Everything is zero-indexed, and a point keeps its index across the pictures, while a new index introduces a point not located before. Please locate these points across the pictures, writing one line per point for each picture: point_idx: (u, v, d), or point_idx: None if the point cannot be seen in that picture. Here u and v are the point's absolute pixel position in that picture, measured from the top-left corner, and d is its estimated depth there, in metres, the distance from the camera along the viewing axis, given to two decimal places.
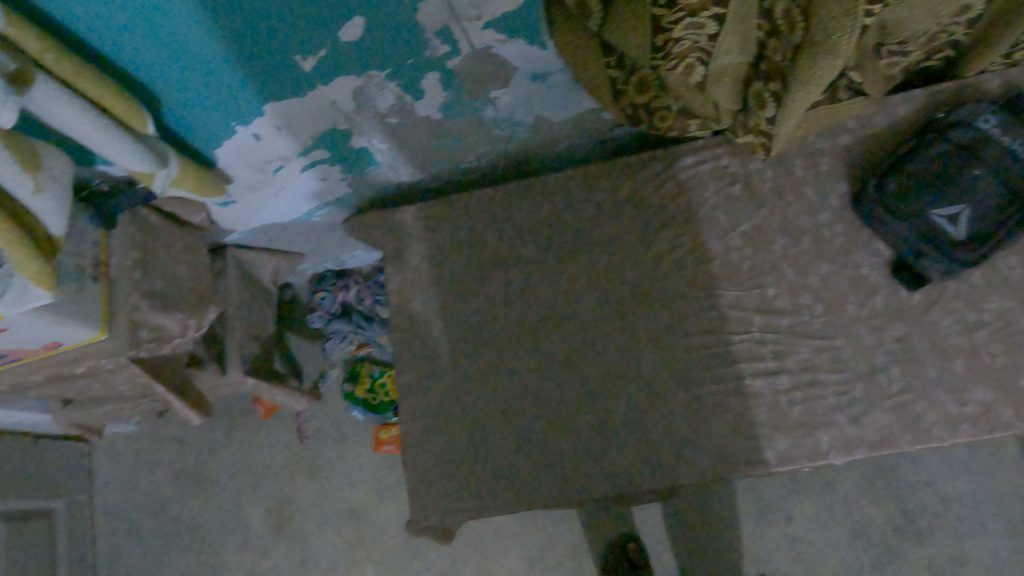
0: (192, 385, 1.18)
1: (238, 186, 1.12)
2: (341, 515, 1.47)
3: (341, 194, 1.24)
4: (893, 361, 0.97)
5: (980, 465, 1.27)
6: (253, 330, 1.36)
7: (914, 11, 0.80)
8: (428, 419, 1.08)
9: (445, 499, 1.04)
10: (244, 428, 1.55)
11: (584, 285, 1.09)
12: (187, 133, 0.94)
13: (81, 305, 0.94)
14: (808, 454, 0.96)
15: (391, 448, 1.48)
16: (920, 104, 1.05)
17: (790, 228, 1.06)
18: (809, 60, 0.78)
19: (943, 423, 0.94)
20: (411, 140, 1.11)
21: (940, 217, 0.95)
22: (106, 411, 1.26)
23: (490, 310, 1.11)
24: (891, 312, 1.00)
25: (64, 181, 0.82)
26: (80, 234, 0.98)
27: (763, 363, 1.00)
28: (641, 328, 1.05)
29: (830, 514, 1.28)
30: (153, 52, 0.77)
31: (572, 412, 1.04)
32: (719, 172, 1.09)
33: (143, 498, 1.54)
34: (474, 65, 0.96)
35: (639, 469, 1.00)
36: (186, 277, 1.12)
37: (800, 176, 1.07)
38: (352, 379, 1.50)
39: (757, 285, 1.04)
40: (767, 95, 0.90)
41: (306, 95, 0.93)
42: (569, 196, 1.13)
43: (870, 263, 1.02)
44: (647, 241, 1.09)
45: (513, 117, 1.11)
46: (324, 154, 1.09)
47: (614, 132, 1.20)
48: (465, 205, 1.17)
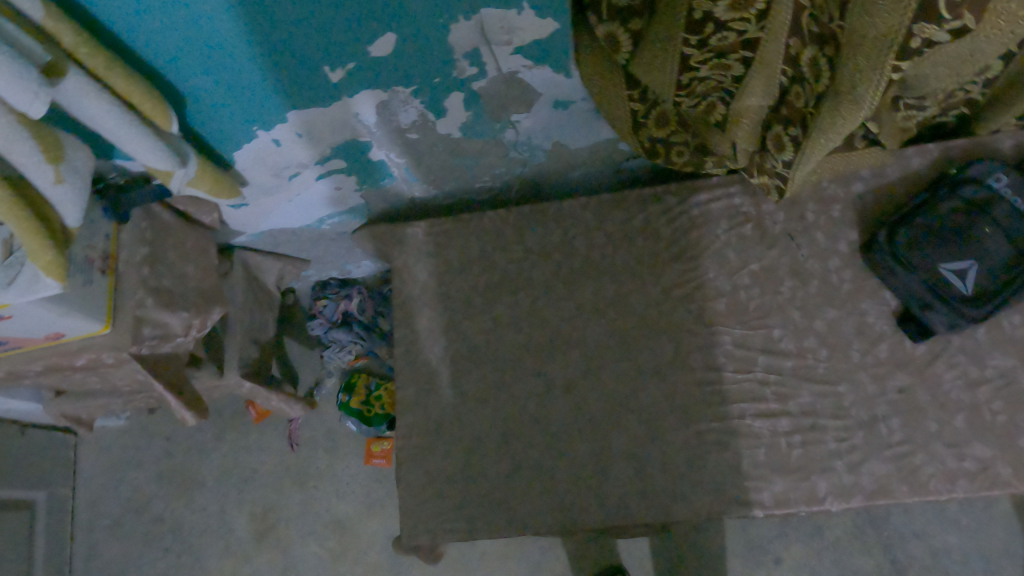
0: (189, 384, 1.17)
1: (253, 190, 1.12)
2: (326, 526, 1.46)
3: (354, 204, 1.24)
4: (894, 411, 0.98)
5: (970, 520, 1.27)
6: (254, 333, 1.35)
7: (937, 69, 0.81)
8: (425, 436, 1.08)
9: (437, 518, 1.03)
10: (235, 431, 1.53)
11: (590, 313, 1.10)
12: (209, 135, 0.95)
13: (88, 298, 0.94)
14: (805, 499, 0.96)
15: (381, 462, 1.47)
16: (933, 159, 1.07)
17: (798, 271, 1.06)
18: (831, 109, 0.79)
19: (942, 477, 0.94)
20: (429, 157, 1.12)
21: (948, 272, 0.97)
22: (99, 404, 1.25)
23: (495, 330, 1.11)
24: (895, 362, 1.00)
25: (84, 174, 0.82)
26: (92, 226, 0.97)
27: (765, 404, 1.00)
28: (645, 360, 1.05)
29: (819, 559, 1.28)
30: (185, 54, 0.77)
31: (570, 440, 1.03)
32: (732, 211, 1.10)
33: (126, 495, 1.52)
34: (498, 88, 0.97)
35: (634, 502, 0.99)
36: (192, 275, 1.12)
37: (811, 220, 1.08)
38: (348, 390, 1.47)
39: (762, 325, 1.04)
40: (787, 139, 0.91)
41: (330, 106, 0.93)
42: (581, 224, 1.14)
43: (876, 312, 1.03)
44: (656, 274, 1.09)
45: (532, 141, 1.11)
46: (341, 164, 1.10)
47: (629, 163, 1.21)
48: (477, 224, 1.17)
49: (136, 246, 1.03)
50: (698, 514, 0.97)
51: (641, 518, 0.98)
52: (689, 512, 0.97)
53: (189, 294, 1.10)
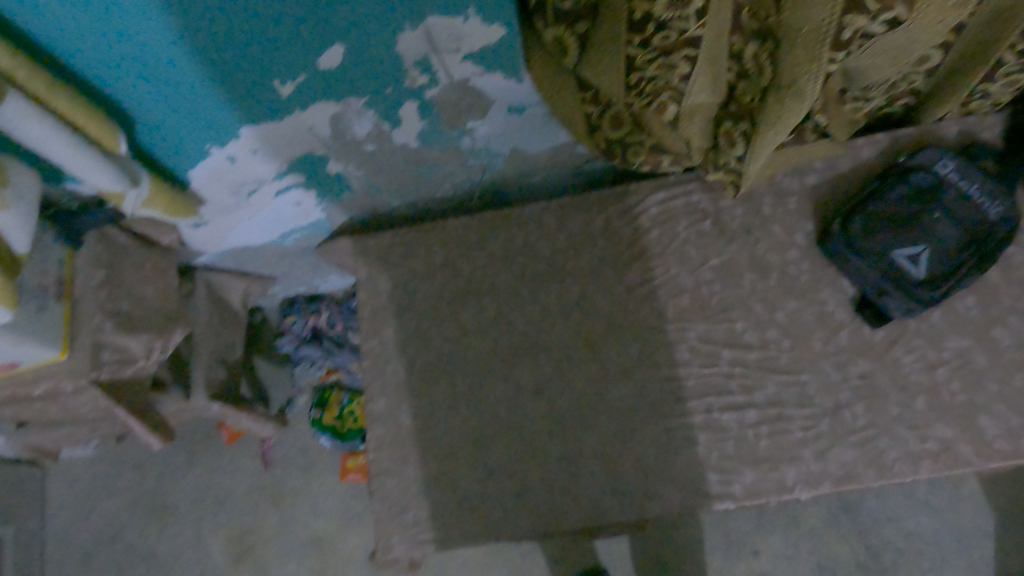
0: (154, 408, 1.15)
1: (211, 208, 1.11)
2: (304, 545, 1.44)
3: (316, 218, 1.24)
4: (857, 397, 0.99)
5: (941, 501, 1.29)
6: (220, 353, 1.34)
7: (876, 60, 0.83)
8: (396, 447, 1.07)
9: (412, 530, 1.03)
10: (207, 453, 1.51)
11: (556, 315, 1.10)
12: (162, 154, 0.94)
13: (42, 324, 0.92)
14: (774, 488, 0.97)
15: (357, 477, 1.45)
16: (883, 148, 1.10)
17: (758, 264, 1.08)
18: (776, 102, 0.81)
19: (906, 459, 0.96)
20: (388, 167, 1.12)
21: (902, 258, 0.98)
22: (63, 433, 1.22)
23: (462, 338, 1.11)
24: (856, 348, 1.02)
25: (31, 198, 0.80)
26: (45, 252, 0.96)
27: (731, 397, 1.01)
28: (613, 360, 1.06)
29: (796, 549, 1.29)
30: (129, 73, 0.77)
31: (541, 443, 1.04)
32: (690, 208, 1.11)
33: (97, 525, 1.49)
34: (452, 95, 0.97)
35: (607, 501, 0.99)
36: (152, 297, 1.10)
37: (768, 214, 1.10)
38: (319, 406, 1.46)
39: (725, 319, 1.06)
40: (737, 133, 0.92)
41: (283, 120, 0.93)
42: (543, 227, 1.15)
43: (835, 300, 1.05)
44: (620, 274, 1.10)
45: (490, 148, 1.12)
46: (299, 178, 1.09)
47: (589, 165, 1.22)
48: (440, 233, 1.17)
49: (92, 271, 1.02)
50: (671, 509, 0.98)
51: (614, 517, 0.99)
52: (662, 508, 0.98)
53: (149, 317, 1.09)
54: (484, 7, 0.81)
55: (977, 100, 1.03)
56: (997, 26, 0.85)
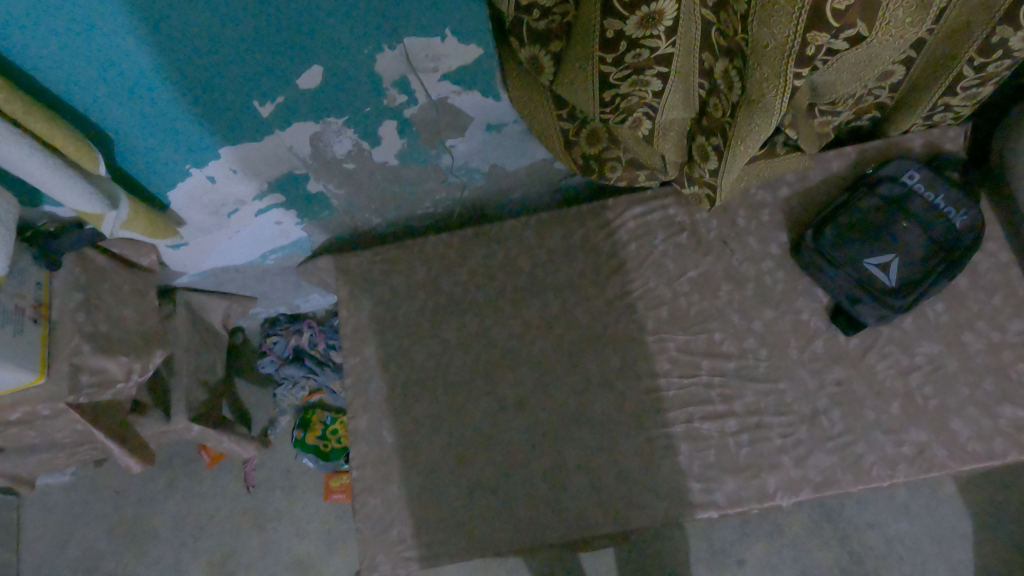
0: (132, 430, 1.14)
1: (191, 229, 1.11)
2: (288, 568, 1.42)
3: (296, 238, 1.24)
4: (833, 403, 1.01)
5: (920, 505, 1.31)
6: (200, 375, 1.33)
7: (841, 75, 0.86)
8: (379, 464, 1.07)
9: (397, 548, 1.02)
10: (187, 477, 1.49)
11: (538, 329, 1.11)
12: (143, 176, 0.94)
13: (18, 348, 0.90)
14: (756, 496, 0.98)
15: (340, 497, 1.44)
16: (851, 161, 1.13)
17: (734, 275, 1.10)
18: (746, 117, 0.83)
19: (883, 464, 0.97)
20: (368, 186, 1.13)
21: (873, 266, 1.01)
22: (40, 459, 1.20)
23: (444, 353, 1.12)
24: (831, 356, 1.04)
25: (6, 221, 0.80)
26: (22, 275, 0.95)
27: (711, 407, 1.03)
28: (594, 372, 1.07)
29: (780, 557, 1.30)
30: (107, 95, 0.77)
31: (525, 456, 1.04)
32: (667, 221, 1.13)
33: (74, 553, 1.46)
34: (431, 114, 0.99)
35: (592, 513, 1.00)
36: (130, 319, 1.10)
37: (743, 225, 1.12)
38: (302, 426, 1.45)
39: (704, 329, 1.07)
40: (710, 148, 0.95)
41: (263, 140, 0.94)
42: (523, 242, 1.16)
43: (809, 309, 1.07)
44: (599, 286, 1.12)
45: (469, 165, 1.13)
46: (280, 198, 1.10)
47: (567, 181, 1.24)
48: (421, 250, 1.18)
49: (70, 293, 1.01)
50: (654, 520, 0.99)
51: (598, 529, 0.99)
52: (647, 519, 0.98)
53: (128, 339, 1.08)
54: (460, 27, 0.83)
55: (940, 113, 1.07)
56: (955, 42, 0.89)
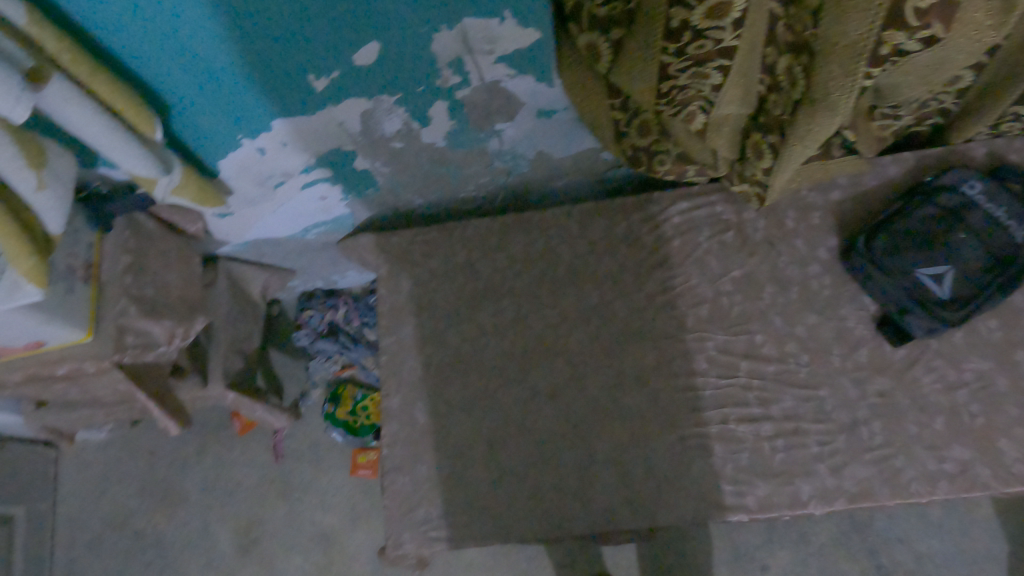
0: (171, 394, 1.16)
1: (238, 199, 1.12)
2: (310, 539, 1.44)
3: (339, 214, 1.25)
4: (874, 415, 0.99)
5: (953, 524, 1.28)
6: (238, 344, 1.35)
7: (908, 78, 0.84)
8: (409, 444, 1.08)
9: (422, 528, 1.03)
10: (219, 443, 1.52)
11: (575, 319, 1.10)
12: (195, 144, 0.96)
13: (69, 306, 0.94)
14: (788, 502, 0.96)
15: (367, 473, 1.46)
16: (909, 167, 1.09)
17: (779, 277, 1.08)
18: (807, 115, 0.81)
19: (922, 480, 0.95)
20: (414, 166, 1.13)
21: (925, 276, 0.98)
22: (80, 416, 1.24)
23: (480, 338, 1.12)
24: (875, 366, 1.01)
25: (67, 180, 0.82)
26: (75, 235, 0.97)
27: (748, 409, 1.01)
28: (629, 366, 1.06)
29: (805, 566, 1.28)
30: (169, 61, 0.78)
31: (554, 446, 1.04)
32: (713, 219, 1.11)
33: (107, 509, 1.50)
34: (483, 97, 0.98)
35: (619, 508, 0.99)
36: (176, 285, 1.12)
37: (791, 227, 1.10)
38: (332, 400, 1.47)
39: (745, 330, 1.05)
40: (766, 146, 0.93)
41: (315, 115, 0.94)
42: (565, 231, 1.15)
43: (855, 317, 1.04)
44: (639, 280, 1.10)
45: (516, 150, 1.13)
46: (326, 173, 1.10)
47: (612, 172, 1.23)
48: (462, 233, 1.18)
49: (119, 255, 1.03)
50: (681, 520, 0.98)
51: (626, 524, 0.99)
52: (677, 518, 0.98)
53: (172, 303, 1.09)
54: (520, 10, 0.82)
55: (1007, 122, 1.03)
56: None
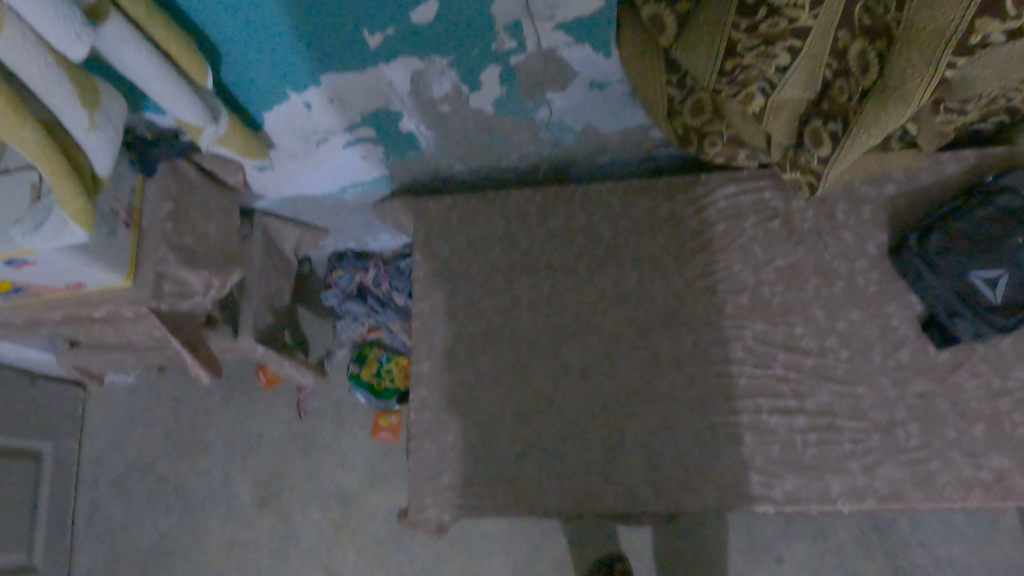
0: (205, 344, 1.16)
1: (280, 153, 1.11)
2: (329, 497, 1.45)
3: (378, 176, 1.24)
4: (912, 416, 0.97)
5: (977, 532, 1.26)
6: (269, 299, 1.35)
7: (987, 72, 0.80)
8: (436, 410, 1.08)
9: (446, 494, 1.03)
10: (243, 395, 1.54)
11: (611, 298, 1.09)
12: (242, 93, 0.94)
13: (110, 250, 0.93)
14: (817, 498, 0.95)
15: (387, 436, 1.47)
16: (969, 166, 1.06)
17: (825, 270, 1.05)
18: (877, 103, 0.78)
19: (957, 485, 0.94)
20: (458, 132, 1.11)
21: (979, 279, 0.94)
22: (112, 359, 1.25)
23: (513, 309, 1.11)
24: (917, 367, 0.99)
25: (117, 123, 0.81)
26: (119, 178, 0.96)
27: (782, 401, 1.00)
28: (663, 348, 1.05)
29: (821, 562, 1.27)
30: (225, 7, 0.76)
31: (582, 424, 1.03)
32: (760, 205, 1.09)
33: (132, 451, 1.53)
34: (536, 64, 0.96)
35: (644, 490, 0.99)
36: (214, 235, 1.11)
37: (841, 219, 1.07)
38: (359, 361, 1.48)
39: (785, 322, 1.04)
40: (825, 133, 0.90)
41: (365, 72, 0.92)
42: (607, 208, 1.13)
43: (900, 316, 1.02)
44: (680, 263, 1.09)
45: (563, 122, 1.10)
46: (370, 133, 1.09)
47: (658, 150, 1.20)
48: (502, 203, 1.16)
49: (160, 202, 1.03)
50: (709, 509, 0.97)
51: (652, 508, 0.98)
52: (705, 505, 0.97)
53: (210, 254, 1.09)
54: None
55: None
56: None
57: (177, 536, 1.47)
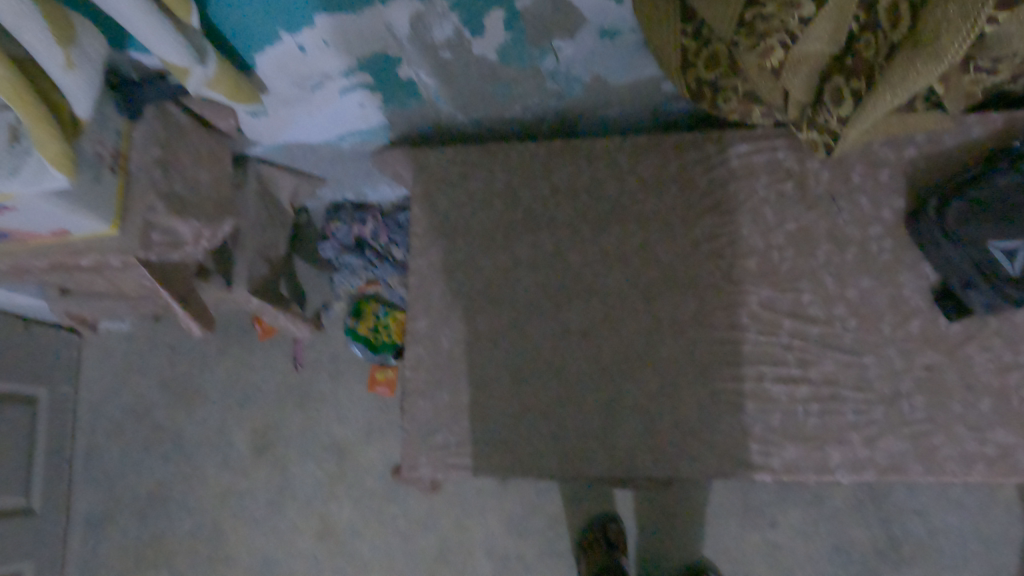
0: (196, 296, 1.14)
1: (274, 98, 1.06)
2: (325, 449, 1.45)
3: (377, 124, 1.19)
4: (918, 389, 0.95)
5: (974, 502, 1.26)
6: (264, 250, 1.32)
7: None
8: (432, 368, 1.06)
9: (440, 453, 1.02)
10: (239, 345, 1.52)
11: (614, 259, 1.05)
12: (231, 32, 0.89)
13: (96, 196, 0.90)
14: (815, 468, 0.94)
15: (384, 390, 1.45)
16: (996, 129, 1.00)
17: (837, 235, 1.01)
18: (907, 60, 0.73)
19: (959, 460, 0.92)
20: (460, 79, 1.06)
21: (998, 250, 0.88)
22: (104, 307, 1.23)
23: (513, 268, 1.08)
24: (926, 338, 0.96)
25: (97, 62, 0.77)
26: (103, 121, 0.92)
27: (786, 369, 0.97)
28: (665, 312, 1.02)
29: (814, 527, 1.28)
30: None
31: (579, 387, 1.01)
32: (773, 165, 1.04)
33: (128, 399, 1.53)
34: (544, 9, 0.90)
35: (640, 456, 0.98)
36: (206, 184, 1.08)
37: (857, 183, 1.03)
38: (355, 315, 1.46)
39: (793, 288, 1.00)
40: (847, 92, 0.85)
41: (362, 13, 0.87)
42: (613, 165, 1.09)
43: (913, 285, 0.98)
44: (687, 224, 1.05)
45: (571, 72, 1.05)
46: (367, 79, 1.04)
47: (669, 104, 1.15)
48: (504, 156, 1.12)
49: (148, 147, 0.98)
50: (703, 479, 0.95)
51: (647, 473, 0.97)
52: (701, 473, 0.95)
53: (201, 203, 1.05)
54: None
55: None
56: None
57: (174, 483, 1.48)
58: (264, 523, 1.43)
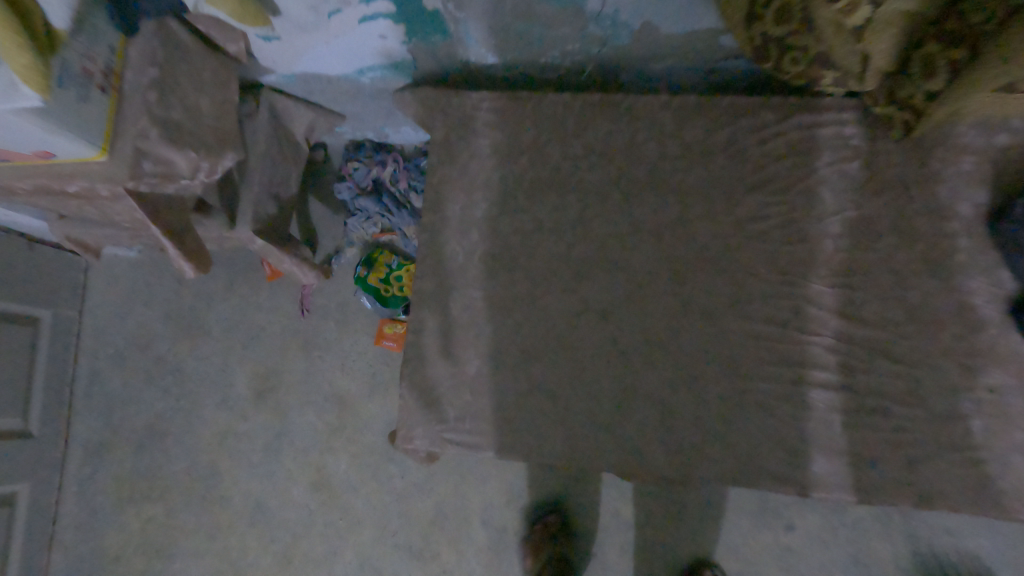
0: (194, 234, 1.05)
1: (286, 23, 0.96)
2: (326, 399, 1.39)
3: (400, 60, 1.08)
4: (975, 411, 0.84)
5: (1012, 528, 1.16)
6: (274, 187, 1.23)
7: None
8: (437, 333, 0.98)
9: (437, 425, 0.95)
10: (246, 284, 1.46)
11: (646, 233, 0.95)
12: None
13: (79, 117, 0.81)
14: (849, 486, 0.84)
15: (391, 345, 1.39)
16: None
17: (903, 228, 0.89)
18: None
19: (1013, 495, 0.81)
20: (493, 16, 0.94)
21: None
22: (103, 234, 1.17)
23: (534, 232, 0.98)
24: (993, 355, 0.85)
25: None
26: (94, 34, 0.83)
27: (826, 374, 0.87)
28: (697, 297, 0.92)
29: (833, 535, 1.19)
30: None
31: (593, 371, 0.92)
32: (839, 142, 0.91)
33: (132, 327, 1.49)
34: None
35: (654, 453, 0.89)
36: (207, 112, 0.98)
37: (935, 170, 0.89)
38: (366, 262, 1.38)
39: (846, 284, 0.89)
40: (942, 61, 0.72)
41: None
42: (656, 127, 0.97)
43: (985, 294, 0.86)
44: (732, 201, 0.93)
45: (618, 16, 0.92)
46: (389, 8, 0.92)
47: (724, 63, 1.01)
48: (534, 107, 1.00)
49: (144, 67, 0.89)
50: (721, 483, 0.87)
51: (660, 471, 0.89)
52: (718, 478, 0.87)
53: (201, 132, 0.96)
54: None
55: None
56: None
57: (172, 417, 1.45)
58: (259, 468, 1.39)
